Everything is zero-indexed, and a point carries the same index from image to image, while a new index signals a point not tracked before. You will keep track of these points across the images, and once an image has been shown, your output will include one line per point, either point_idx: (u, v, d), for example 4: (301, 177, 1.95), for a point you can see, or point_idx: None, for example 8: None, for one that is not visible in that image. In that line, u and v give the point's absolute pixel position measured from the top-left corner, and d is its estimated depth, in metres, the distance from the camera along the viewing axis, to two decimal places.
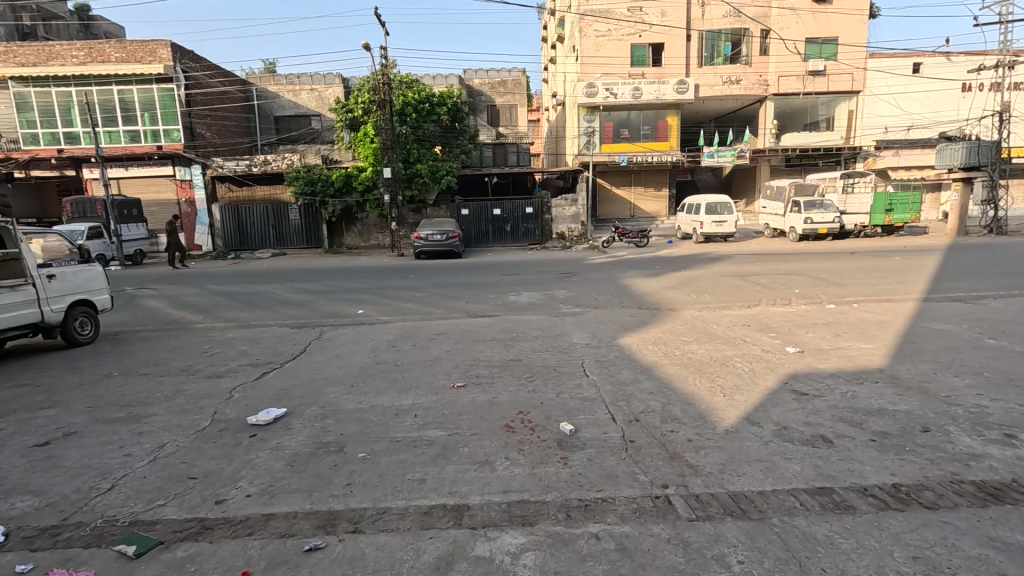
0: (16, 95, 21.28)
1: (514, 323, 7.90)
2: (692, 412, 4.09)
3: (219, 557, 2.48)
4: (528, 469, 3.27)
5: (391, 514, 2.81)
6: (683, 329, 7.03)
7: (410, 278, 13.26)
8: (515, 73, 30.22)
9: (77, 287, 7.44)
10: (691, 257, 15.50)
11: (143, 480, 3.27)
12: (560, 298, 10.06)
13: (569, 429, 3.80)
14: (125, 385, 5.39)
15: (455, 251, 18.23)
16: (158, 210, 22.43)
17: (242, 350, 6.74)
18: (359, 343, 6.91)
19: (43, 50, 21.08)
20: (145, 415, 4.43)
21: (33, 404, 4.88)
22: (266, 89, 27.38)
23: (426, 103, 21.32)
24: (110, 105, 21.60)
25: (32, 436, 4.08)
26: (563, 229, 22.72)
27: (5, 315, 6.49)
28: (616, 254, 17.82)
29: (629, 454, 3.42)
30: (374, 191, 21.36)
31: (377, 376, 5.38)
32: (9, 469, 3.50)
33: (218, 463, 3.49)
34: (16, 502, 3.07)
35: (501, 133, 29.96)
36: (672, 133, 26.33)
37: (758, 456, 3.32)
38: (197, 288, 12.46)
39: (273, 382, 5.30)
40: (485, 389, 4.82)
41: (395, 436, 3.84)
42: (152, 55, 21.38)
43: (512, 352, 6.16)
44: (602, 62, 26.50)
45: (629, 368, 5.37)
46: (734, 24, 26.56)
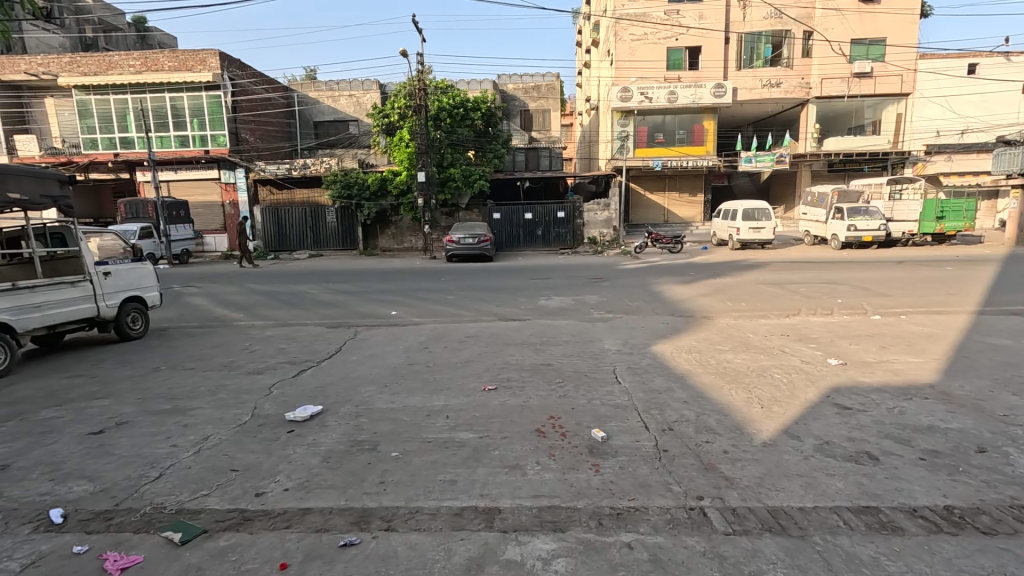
0: (79, 103, 22.63)
1: (544, 327, 7.89)
2: (727, 423, 3.99)
3: (258, 548, 2.56)
4: (559, 474, 3.26)
5: (423, 514, 2.84)
6: (718, 338, 6.87)
7: (442, 280, 13.42)
8: (549, 78, 30.26)
9: (130, 284, 7.84)
10: (726, 264, 15.13)
11: (188, 471, 3.42)
12: (591, 303, 9.98)
13: (601, 435, 3.77)
14: (172, 379, 5.64)
15: (487, 254, 18.32)
16: (204, 211, 23.41)
17: (280, 348, 6.96)
18: (391, 344, 7.03)
19: (103, 60, 22.39)
20: (190, 408, 4.62)
21: (88, 394, 5.16)
22: (307, 95, 28.27)
23: (460, 108, 21.51)
24: (162, 112, 22.71)
25: (88, 424, 4.32)
26: (595, 234, 22.67)
27: (65, 309, 6.88)
28: (649, 259, 17.54)
29: (662, 464, 3.37)
30: (409, 195, 21.72)
31: (409, 376, 5.47)
32: (67, 455, 3.70)
33: (258, 456, 3.61)
34: (73, 486, 3.25)
35: (534, 137, 30.06)
36: (708, 137, 25.92)
37: (798, 471, 3.21)
38: (238, 287, 12.91)
39: (309, 380, 5.45)
40: (516, 393, 4.82)
41: (427, 437, 3.89)
42: (202, 64, 22.38)
43: (543, 357, 6.15)
44: (637, 67, 26.27)
45: (662, 376, 5.29)
46: (775, 25, 25.84)
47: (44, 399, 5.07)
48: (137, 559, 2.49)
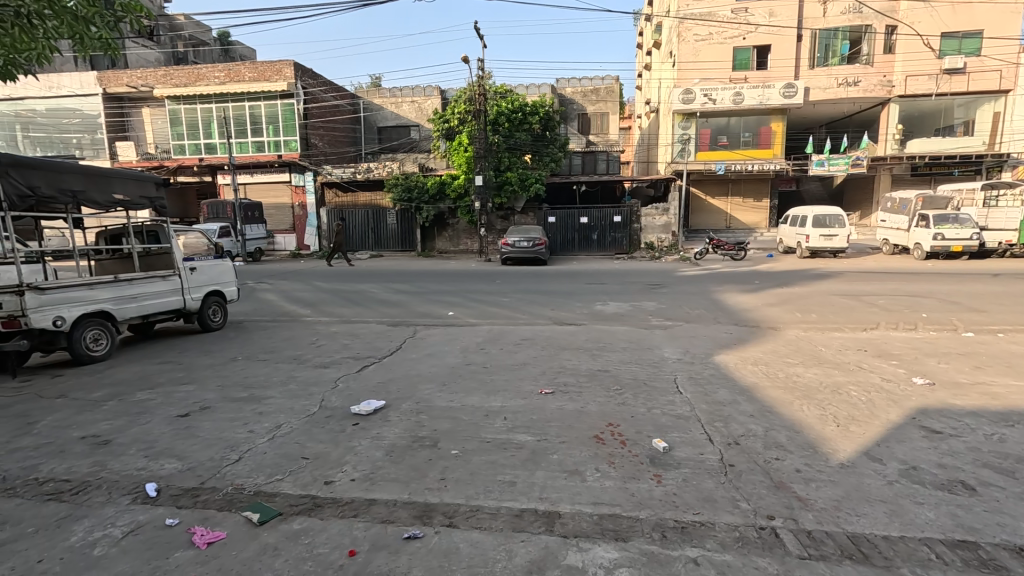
0: (170, 111, 24.70)
1: (600, 332, 7.78)
2: (799, 440, 3.78)
3: (328, 534, 2.67)
4: (619, 483, 3.19)
5: (483, 513, 2.87)
6: (787, 350, 6.52)
7: (497, 283, 13.55)
8: (609, 80, 29.93)
9: (212, 280, 8.44)
10: (794, 273, 14.36)
11: (264, 456, 3.63)
12: (649, 310, 9.73)
13: (663, 446, 3.66)
14: (247, 369, 6.02)
15: (541, 258, 18.32)
16: (276, 213, 24.88)
17: (344, 344, 7.26)
18: (449, 344, 7.16)
19: (192, 72, 24.30)
20: (264, 397, 4.91)
21: (175, 379, 5.62)
22: (371, 102, 29.34)
23: (519, 112, 21.64)
24: (242, 119, 24.41)
25: (176, 407, 4.69)
26: (652, 239, 22.15)
27: (157, 301, 7.50)
28: (709, 266, 16.92)
29: (729, 479, 3.23)
30: (466, 199, 22.10)
31: (467, 376, 5.55)
32: (158, 435, 4.03)
33: (326, 446, 3.78)
34: (165, 463, 3.54)
35: (592, 141, 29.84)
36: (776, 140, 24.76)
37: (880, 497, 2.98)
38: (305, 285, 13.59)
39: (372, 375, 5.65)
40: (574, 398, 4.79)
41: (486, 437, 3.93)
42: (278, 74, 23.88)
43: (600, 363, 6.06)
44: (701, 67, 25.43)
45: (727, 388, 5.08)
46: (853, 21, 24.31)
47: (139, 382, 5.55)
48: (220, 535, 2.67)
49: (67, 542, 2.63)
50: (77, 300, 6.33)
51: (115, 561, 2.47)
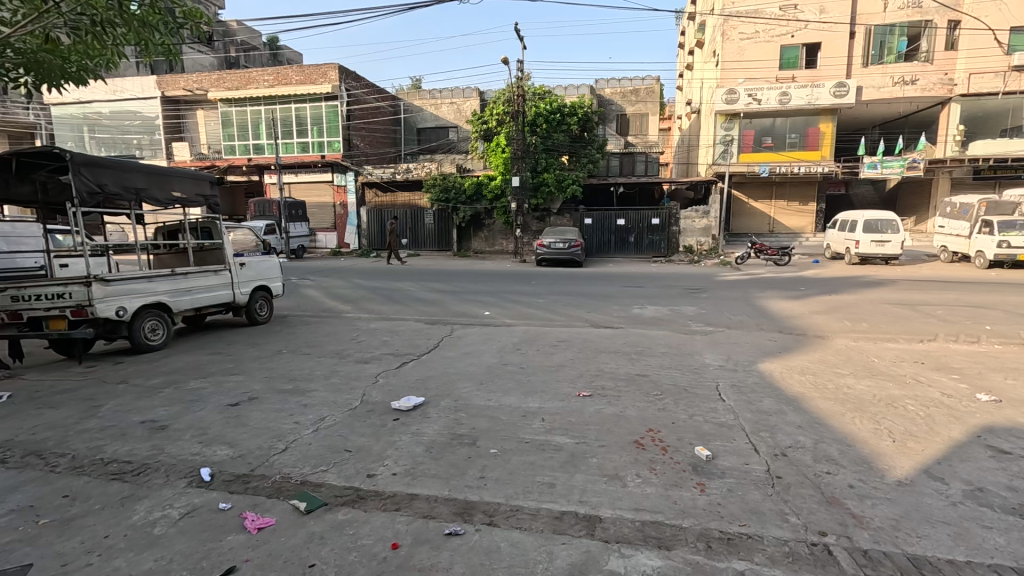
0: (223, 114, 25.86)
1: (638, 337, 7.66)
2: (852, 454, 3.61)
3: (371, 526, 2.72)
4: (661, 490, 3.12)
5: (524, 513, 2.87)
6: (836, 360, 6.25)
7: (532, 284, 13.53)
8: (649, 81, 29.47)
9: (260, 275, 8.77)
10: (843, 280, 13.78)
11: (309, 447, 3.73)
12: (689, 315, 9.50)
13: (706, 454, 3.56)
14: (292, 362, 6.23)
15: (577, 259, 18.20)
16: (318, 211, 25.64)
17: (383, 340, 7.40)
18: (486, 343, 7.19)
19: (243, 76, 25.36)
20: (308, 390, 5.06)
21: (225, 370, 5.86)
22: (412, 104, 29.79)
23: (557, 113, 21.57)
24: (288, 120, 25.31)
25: (227, 396, 4.89)
26: (692, 243, 21.63)
27: (209, 294, 7.84)
28: (751, 271, 16.42)
29: (777, 491, 3.11)
30: (503, 199, 22.17)
31: (503, 376, 5.57)
32: (210, 422, 4.22)
33: (368, 440, 3.86)
34: (218, 450, 3.69)
35: (631, 142, 29.45)
36: (824, 141, 23.83)
37: (943, 518, 2.82)
38: (346, 282, 13.95)
39: (411, 372, 5.74)
40: (612, 402, 4.72)
41: (524, 437, 3.93)
42: (324, 77, 24.65)
43: (639, 367, 5.97)
44: (746, 67, 24.69)
45: (773, 397, 4.90)
46: (912, 16, 23.16)
47: (192, 371, 5.81)
48: (270, 521, 2.77)
49: (129, 520, 2.78)
50: (138, 291, 6.68)
51: (173, 541, 2.59)
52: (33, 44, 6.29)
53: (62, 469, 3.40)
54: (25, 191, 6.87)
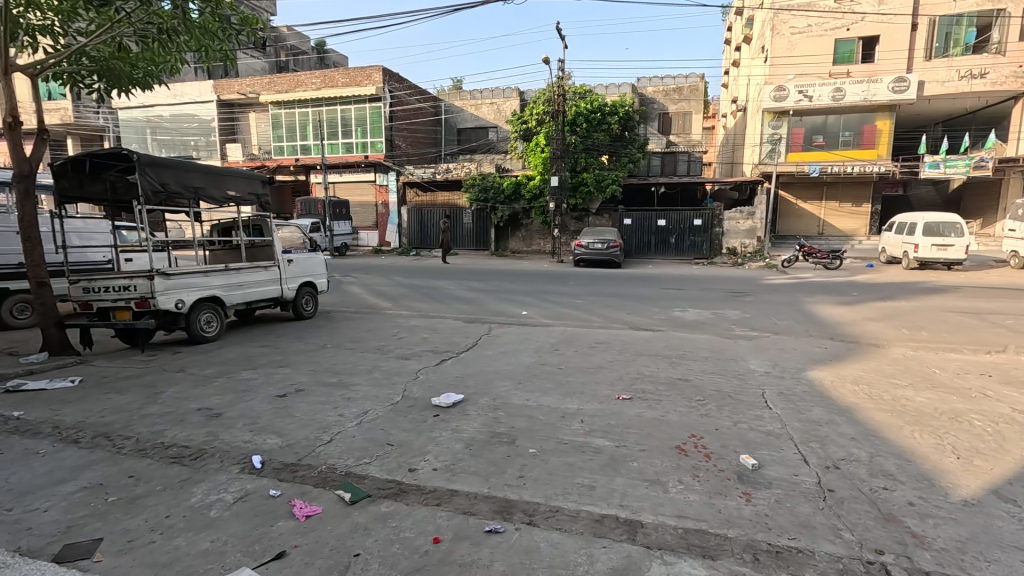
0: (273, 116, 26.92)
1: (679, 340, 7.50)
2: (911, 470, 3.42)
3: (413, 520, 2.77)
4: (704, 498, 3.05)
5: (563, 514, 2.86)
6: (892, 370, 5.93)
7: (570, 284, 13.45)
8: (693, 79, 28.78)
9: (306, 271, 9.08)
10: (899, 286, 13.09)
11: (353, 439, 3.84)
12: (732, 319, 9.23)
13: (753, 463, 3.45)
14: (336, 356, 6.42)
15: (615, 260, 17.97)
16: (361, 210, 26.33)
17: (423, 338, 7.52)
18: (524, 343, 7.20)
19: (292, 79, 26.33)
20: (351, 384, 5.20)
21: (274, 362, 6.11)
22: (452, 104, 30.12)
23: (598, 112, 21.34)
24: (334, 122, 26.12)
25: (275, 388, 5.09)
26: (735, 244, 21.03)
27: (259, 289, 8.16)
28: (799, 275, 15.79)
29: (829, 505, 2.98)
30: (541, 199, 22.15)
31: (542, 376, 5.57)
32: (260, 411, 4.40)
33: (409, 435, 3.93)
34: (268, 438, 3.85)
35: (673, 141, 28.84)
36: (881, 139, 22.64)
37: (1017, 544, 2.62)
38: (387, 279, 14.27)
39: (450, 369, 5.81)
40: (653, 406, 4.64)
41: (563, 438, 3.91)
42: (368, 79, 25.33)
43: (680, 371, 5.84)
44: (797, 62, 23.70)
45: (823, 406, 4.70)
46: (982, 5, 21.63)
47: (243, 363, 6.08)
48: (317, 509, 2.86)
49: (189, 502, 2.93)
50: (195, 285, 7.02)
51: (227, 524, 2.71)
52: (106, 52, 6.72)
53: (127, 450, 3.62)
54: (97, 190, 7.35)
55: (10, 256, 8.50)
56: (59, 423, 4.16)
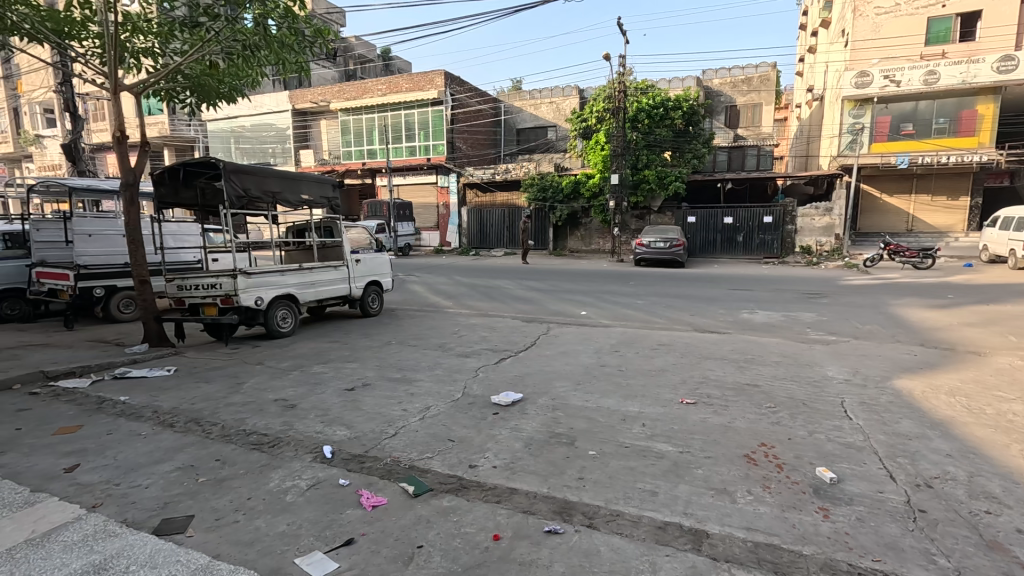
0: (342, 123, 28.30)
1: (747, 343, 7.15)
2: (1019, 494, 3.06)
3: (474, 515, 2.82)
4: (776, 510, 2.89)
5: (625, 519, 2.81)
6: (996, 382, 5.34)
7: (631, 284, 13.18)
8: (763, 68, 27.28)
9: (372, 270, 9.47)
10: (1005, 288, 11.76)
11: (416, 433, 3.96)
12: (806, 322, 8.67)
13: (831, 477, 3.22)
14: (400, 352, 6.65)
15: (678, 260, 17.39)
16: (423, 212, 27.09)
17: (482, 336, 7.63)
18: (583, 344, 7.13)
19: (360, 87, 27.59)
20: (414, 380, 5.37)
21: (342, 357, 6.42)
22: (512, 105, 30.26)
23: (660, 108, 20.70)
24: (398, 126, 27.06)
25: (344, 382, 5.35)
26: (810, 243, 19.79)
27: (329, 287, 8.59)
28: (884, 275, 14.57)
29: (920, 527, 2.73)
30: (600, 197, 21.84)
31: (602, 377, 5.49)
32: (331, 404, 4.64)
33: (469, 432, 4.01)
34: (337, 430, 4.04)
35: (741, 135, 27.49)
36: (983, 125, 20.50)
37: None
38: (447, 279, 14.61)
39: (509, 368, 5.86)
40: (718, 411, 4.46)
41: (624, 442, 3.84)
42: (431, 83, 26.05)
43: (749, 376, 5.56)
44: (883, 45, 21.71)
45: (912, 419, 4.31)
46: None
47: (315, 357, 6.42)
48: (383, 500, 2.98)
49: (267, 486, 3.14)
50: (273, 283, 7.50)
51: (301, 509, 2.88)
52: (198, 70, 7.33)
53: (214, 436, 3.93)
54: (189, 197, 8.02)
55: (118, 256, 9.48)
56: (157, 408, 4.58)
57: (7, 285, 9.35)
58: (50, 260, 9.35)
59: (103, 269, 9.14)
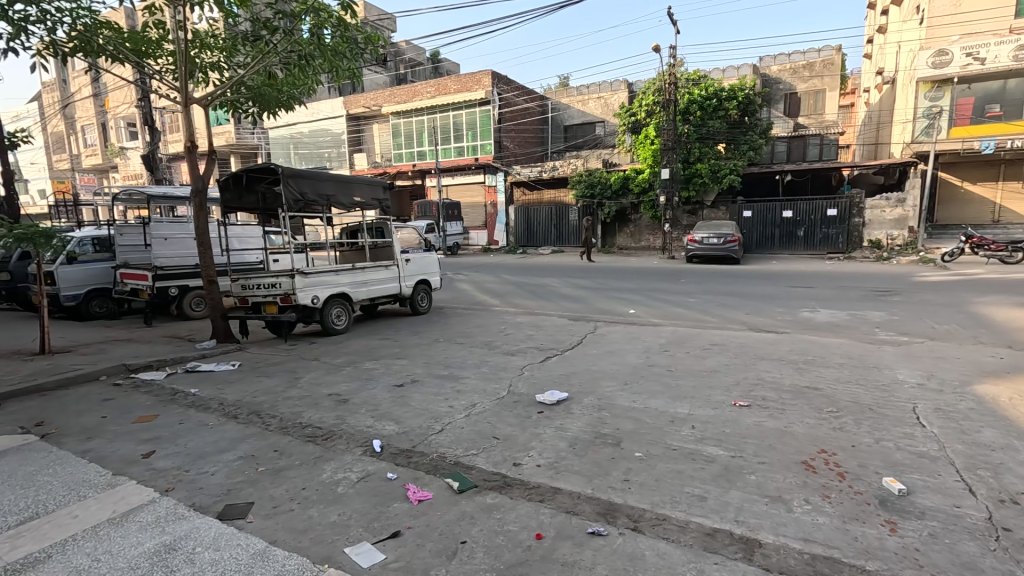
0: (393, 126, 29.10)
1: (807, 344, 6.79)
2: None
3: (517, 513, 2.83)
4: (836, 522, 2.72)
5: (671, 523, 2.73)
6: None
7: (682, 282, 12.81)
8: (827, 52, 25.74)
9: (422, 269, 9.69)
10: None
11: (461, 430, 4.02)
12: (874, 321, 8.12)
13: (900, 488, 2.99)
14: (447, 350, 6.77)
15: (733, 256, 16.69)
16: (472, 211, 27.43)
17: (528, 334, 7.63)
18: (631, 343, 6.99)
19: (410, 90, 28.28)
20: (460, 377, 5.45)
21: (392, 354, 6.61)
22: (560, 102, 30.09)
23: (713, 99, 19.98)
24: (447, 127, 27.52)
25: (393, 378, 5.50)
26: (879, 236, 18.56)
27: (381, 286, 8.86)
28: (965, 271, 13.42)
29: (1003, 547, 2.49)
30: (650, 193, 21.30)
31: (650, 377, 5.36)
32: (381, 399, 4.80)
33: (514, 430, 4.02)
34: (387, 424, 4.18)
35: (802, 123, 26.08)
36: None
37: None
38: (495, 277, 14.73)
39: (555, 366, 5.84)
40: (775, 415, 4.25)
41: (672, 444, 3.73)
42: (478, 83, 26.33)
43: (809, 379, 5.26)
44: (965, 20, 19.79)
45: (995, 427, 3.95)
46: None
47: (367, 354, 6.65)
48: (429, 495, 3.04)
49: (321, 477, 3.28)
50: (328, 283, 7.82)
51: (350, 500, 2.99)
52: (259, 81, 7.77)
53: (273, 428, 4.15)
54: (251, 201, 8.50)
55: (191, 258, 10.20)
56: (223, 400, 4.89)
57: (96, 285, 10.26)
58: (132, 262, 10.17)
59: (177, 270, 9.86)
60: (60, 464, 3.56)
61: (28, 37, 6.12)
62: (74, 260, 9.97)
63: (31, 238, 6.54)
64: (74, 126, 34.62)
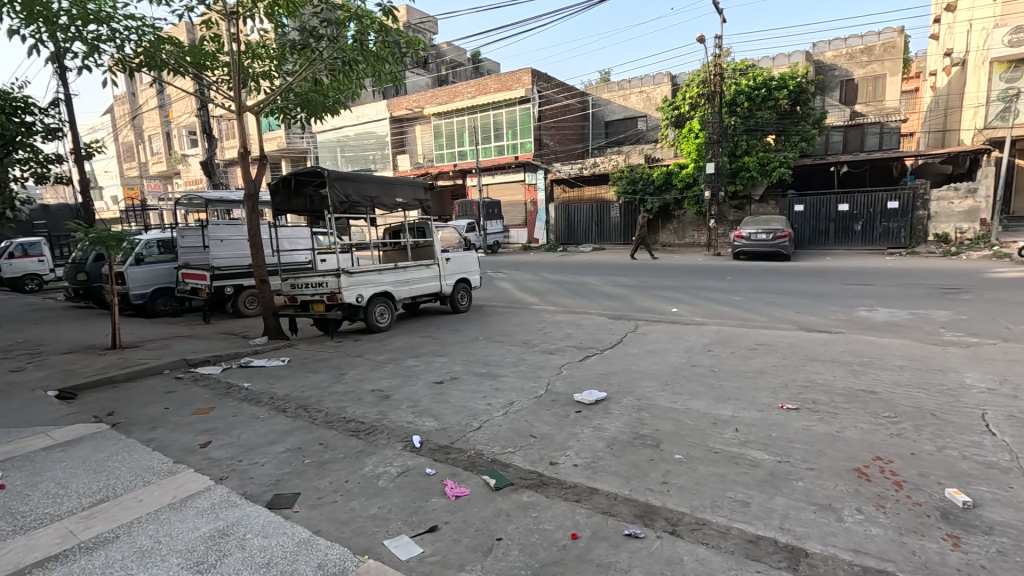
0: (435, 127, 29.57)
1: (863, 344, 6.43)
2: None
3: (552, 513, 2.83)
4: (892, 534, 2.57)
5: (711, 528, 2.66)
6: None
7: (729, 280, 12.40)
8: (887, 35, 24.24)
9: (462, 269, 9.81)
10: None
11: (499, 428, 4.05)
12: (940, 321, 7.59)
13: (966, 500, 2.80)
14: (485, 348, 6.82)
15: (783, 252, 16.03)
16: (512, 209, 27.52)
17: (567, 333, 7.59)
18: (673, 342, 6.83)
19: (451, 91, 28.67)
20: (498, 375, 5.49)
21: (432, 351, 6.74)
22: (601, 97, 29.70)
23: (762, 88, 19.23)
24: (487, 127, 27.73)
25: (432, 375, 5.60)
26: (946, 230, 17.25)
27: (423, 285, 9.04)
28: None
29: None
30: (694, 188, 20.69)
31: (693, 378, 5.23)
32: (421, 396, 4.89)
33: (551, 428, 4.02)
34: (426, 421, 4.26)
35: (859, 111, 24.68)
36: None
37: None
38: (535, 275, 14.71)
39: (594, 366, 5.78)
40: (826, 419, 4.06)
41: (714, 447, 3.63)
42: (518, 82, 26.39)
43: (864, 381, 4.99)
44: None
45: None
46: None
47: (408, 351, 6.80)
48: (465, 491, 3.09)
49: (362, 471, 3.39)
50: (371, 281, 8.04)
51: (390, 494, 3.07)
52: (306, 87, 8.11)
53: (319, 421, 4.32)
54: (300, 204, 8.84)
55: (245, 259, 10.74)
56: (273, 394, 5.13)
57: (161, 284, 10.96)
58: (191, 262, 10.80)
59: (233, 270, 10.41)
60: (128, 451, 3.83)
61: (100, 55, 6.60)
62: (142, 261, 10.69)
63: (104, 241, 7.04)
64: (143, 136, 37.11)
